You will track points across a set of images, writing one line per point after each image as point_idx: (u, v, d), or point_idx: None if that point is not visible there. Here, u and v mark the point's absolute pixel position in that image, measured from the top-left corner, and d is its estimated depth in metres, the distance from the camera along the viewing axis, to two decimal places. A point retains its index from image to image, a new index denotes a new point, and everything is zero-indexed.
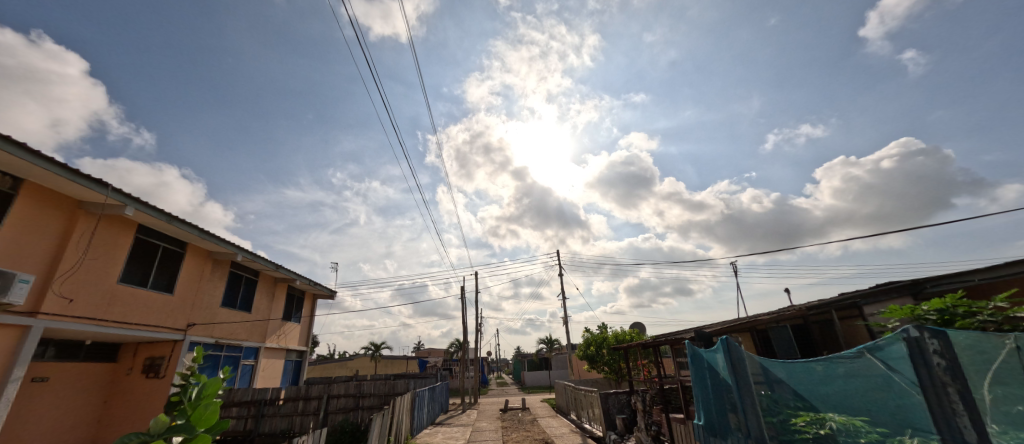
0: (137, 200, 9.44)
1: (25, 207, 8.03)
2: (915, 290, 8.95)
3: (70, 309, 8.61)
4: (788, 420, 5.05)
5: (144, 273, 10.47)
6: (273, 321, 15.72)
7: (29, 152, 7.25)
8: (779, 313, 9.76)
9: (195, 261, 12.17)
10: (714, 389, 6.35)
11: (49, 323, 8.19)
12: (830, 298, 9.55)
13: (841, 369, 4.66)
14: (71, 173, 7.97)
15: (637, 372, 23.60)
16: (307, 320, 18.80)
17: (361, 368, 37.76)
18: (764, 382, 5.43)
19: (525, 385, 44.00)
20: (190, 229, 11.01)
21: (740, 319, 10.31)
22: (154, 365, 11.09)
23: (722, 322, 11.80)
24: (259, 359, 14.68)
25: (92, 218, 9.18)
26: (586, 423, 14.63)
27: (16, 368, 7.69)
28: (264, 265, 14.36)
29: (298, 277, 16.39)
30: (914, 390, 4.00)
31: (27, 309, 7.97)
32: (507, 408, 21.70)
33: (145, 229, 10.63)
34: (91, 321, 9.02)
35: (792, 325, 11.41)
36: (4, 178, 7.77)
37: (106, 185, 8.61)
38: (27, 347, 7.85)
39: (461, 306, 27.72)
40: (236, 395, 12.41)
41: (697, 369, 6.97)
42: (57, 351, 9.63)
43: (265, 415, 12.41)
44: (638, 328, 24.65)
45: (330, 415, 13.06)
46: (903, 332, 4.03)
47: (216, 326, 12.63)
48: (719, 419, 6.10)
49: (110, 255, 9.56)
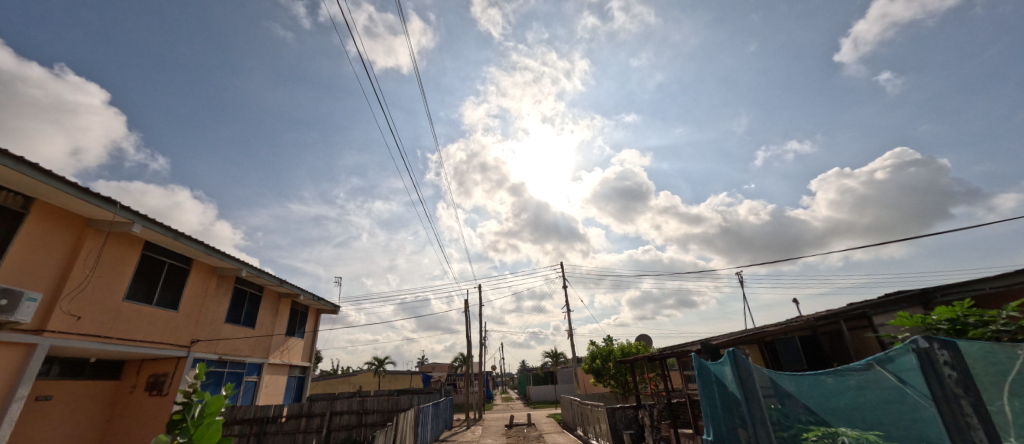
0: (145, 217, 9.56)
1: (35, 225, 8.14)
2: (926, 299, 8.84)
3: (75, 327, 8.61)
4: (799, 434, 4.99)
5: (149, 290, 10.51)
6: (277, 337, 15.65)
7: (41, 173, 7.41)
8: (787, 324, 9.56)
9: (200, 276, 12.23)
10: (723, 403, 6.28)
11: (54, 341, 8.21)
12: (838, 308, 9.37)
13: (852, 381, 4.59)
14: (80, 191, 8.10)
15: (645, 386, 23.21)
16: (310, 335, 18.72)
17: (364, 384, 37.42)
18: (774, 396, 5.40)
19: (530, 400, 43.36)
20: (197, 245, 11.11)
21: (747, 331, 10.16)
22: (157, 383, 11.00)
23: (730, 334, 11.68)
24: (262, 375, 14.57)
25: (100, 236, 9.29)
26: (592, 439, 14.50)
27: (20, 387, 7.65)
28: (268, 280, 14.37)
29: (302, 292, 16.38)
30: (927, 403, 3.87)
31: (33, 327, 7.99)
32: (513, 424, 21.42)
33: (151, 246, 10.71)
34: (96, 339, 9.03)
35: (800, 336, 11.25)
36: (16, 197, 7.90)
37: (114, 203, 8.74)
38: (32, 366, 7.86)
39: (464, 321, 27.41)
40: (238, 412, 12.15)
41: (704, 383, 6.94)
42: (62, 369, 9.63)
43: (268, 433, 12.25)
44: (645, 340, 24.39)
45: (332, 432, 12.92)
46: (912, 343, 3.92)
47: (219, 342, 12.57)
48: (729, 435, 6.00)
49: (117, 272, 9.65)
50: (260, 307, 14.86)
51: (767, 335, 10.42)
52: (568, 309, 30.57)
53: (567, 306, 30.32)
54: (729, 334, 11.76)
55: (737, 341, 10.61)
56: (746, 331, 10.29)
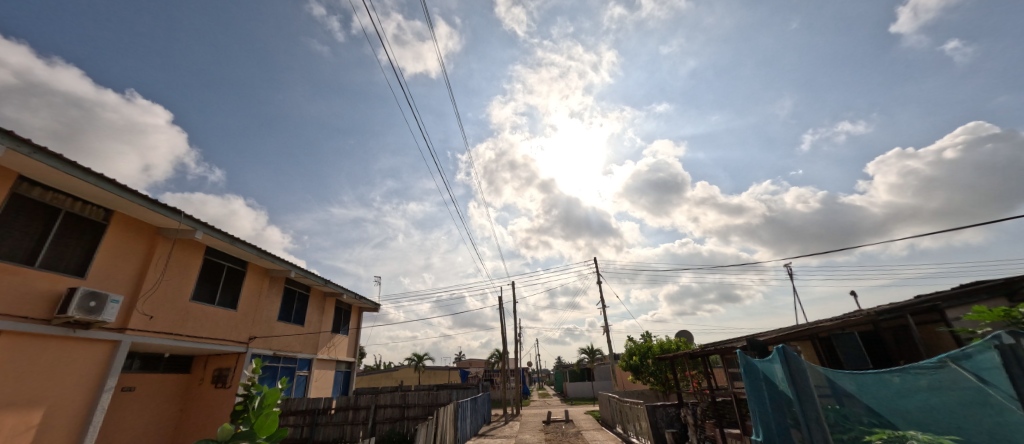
0: (205, 224, 10.36)
1: (115, 234, 9.03)
2: (1010, 290, 7.99)
3: (151, 325, 9.51)
4: (861, 437, 4.65)
5: (211, 291, 11.40)
6: (324, 334, 16.51)
7: (117, 187, 8.18)
8: (845, 319, 8.93)
9: (254, 278, 13.10)
10: (773, 402, 5.99)
11: (134, 338, 9.10)
12: (904, 301, 8.65)
13: (923, 381, 4.26)
14: (150, 202, 8.88)
15: (687, 384, 22.48)
16: (354, 332, 19.59)
17: (405, 379, 38.68)
18: (831, 395, 5.07)
19: (568, 396, 43.18)
20: (250, 249, 11.89)
21: (799, 326, 9.58)
22: (221, 376, 11.95)
23: (779, 330, 11.07)
24: (312, 369, 15.44)
25: (168, 243, 10.16)
26: (632, 437, 14.26)
27: (108, 378, 8.56)
28: (315, 280, 15.16)
29: (346, 291, 17.14)
30: (1014, 405, 3.52)
31: (117, 325, 8.89)
32: (551, 420, 21.44)
33: (212, 251, 11.58)
34: (169, 336, 9.93)
35: (861, 332, 10.48)
36: (97, 210, 8.78)
37: (178, 212, 9.51)
38: (117, 360, 8.76)
39: (499, 317, 27.66)
40: (292, 404, 12.98)
41: (752, 381, 6.64)
42: (142, 363, 10.66)
43: (320, 424, 12.98)
44: (686, 336, 23.60)
45: (377, 425, 13.49)
46: (995, 339, 3.59)
47: (273, 339, 13.45)
48: (781, 436, 5.72)
49: (184, 275, 10.53)
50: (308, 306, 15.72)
51: (822, 330, 9.78)
52: (604, 306, 30.12)
53: (602, 302, 29.88)
54: (779, 330, 11.14)
55: (788, 338, 10.02)
56: (798, 327, 9.71)
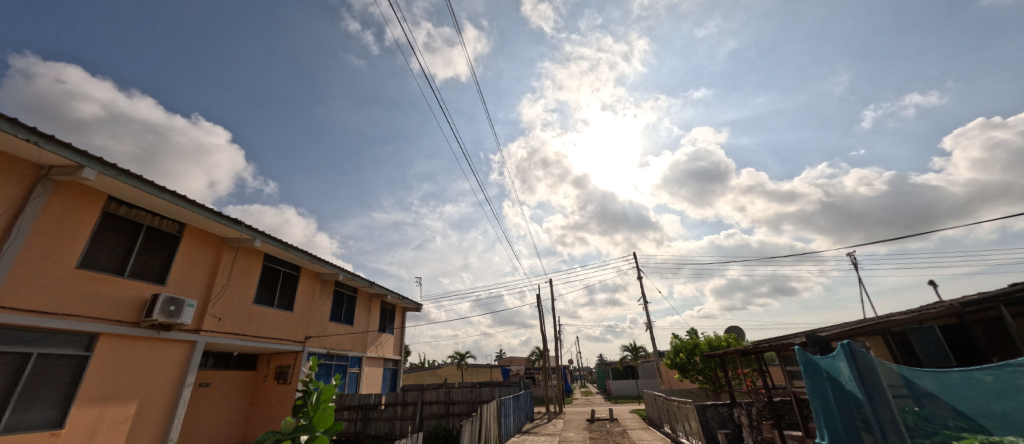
0: (263, 233, 11.14)
1: (188, 244, 9.93)
2: None
3: (220, 326, 10.39)
4: (947, 441, 4.18)
5: (270, 294, 12.25)
6: (371, 333, 17.27)
7: (187, 202, 8.98)
8: (922, 312, 8.12)
9: (307, 281, 13.93)
10: (839, 403, 5.57)
11: (208, 338, 9.98)
12: (995, 290, 7.73)
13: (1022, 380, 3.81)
14: (215, 215, 9.67)
15: (739, 383, 21.35)
16: (399, 331, 20.34)
17: (449, 376, 39.58)
18: (909, 396, 4.62)
19: (611, 394, 42.35)
20: (303, 254, 12.66)
21: (866, 321, 8.83)
22: (282, 372, 12.83)
23: (843, 325, 10.25)
24: (362, 367, 16.21)
25: (231, 251, 11.03)
26: (682, 437, 13.76)
27: (188, 375, 9.46)
28: (361, 282, 15.88)
29: (390, 292, 17.82)
30: None
31: (193, 327, 9.79)
32: (595, 419, 21.13)
33: (269, 257, 12.45)
34: (236, 336, 10.80)
35: (942, 325, 9.49)
36: (172, 223, 9.69)
37: (240, 223, 10.29)
38: (194, 358, 9.66)
39: (538, 315, 27.61)
40: (345, 400, 13.82)
41: (814, 380, 6.21)
42: (214, 361, 11.68)
43: (371, 419, 13.67)
44: (737, 333, 22.40)
45: (425, 420, 13.90)
46: None
47: (326, 338, 14.25)
48: (850, 439, 5.31)
49: (246, 280, 11.40)
50: (356, 306, 16.50)
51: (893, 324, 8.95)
52: (645, 302, 29.18)
53: (643, 298, 28.96)
54: (843, 324, 10.32)
55: (853, 333, 9.26)
56: (865, 321, 8.95)
